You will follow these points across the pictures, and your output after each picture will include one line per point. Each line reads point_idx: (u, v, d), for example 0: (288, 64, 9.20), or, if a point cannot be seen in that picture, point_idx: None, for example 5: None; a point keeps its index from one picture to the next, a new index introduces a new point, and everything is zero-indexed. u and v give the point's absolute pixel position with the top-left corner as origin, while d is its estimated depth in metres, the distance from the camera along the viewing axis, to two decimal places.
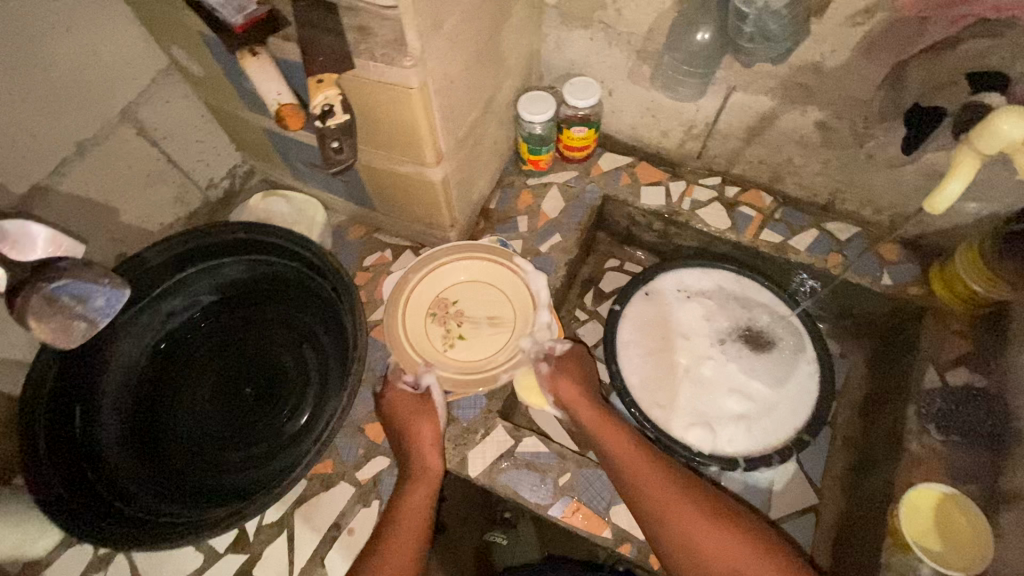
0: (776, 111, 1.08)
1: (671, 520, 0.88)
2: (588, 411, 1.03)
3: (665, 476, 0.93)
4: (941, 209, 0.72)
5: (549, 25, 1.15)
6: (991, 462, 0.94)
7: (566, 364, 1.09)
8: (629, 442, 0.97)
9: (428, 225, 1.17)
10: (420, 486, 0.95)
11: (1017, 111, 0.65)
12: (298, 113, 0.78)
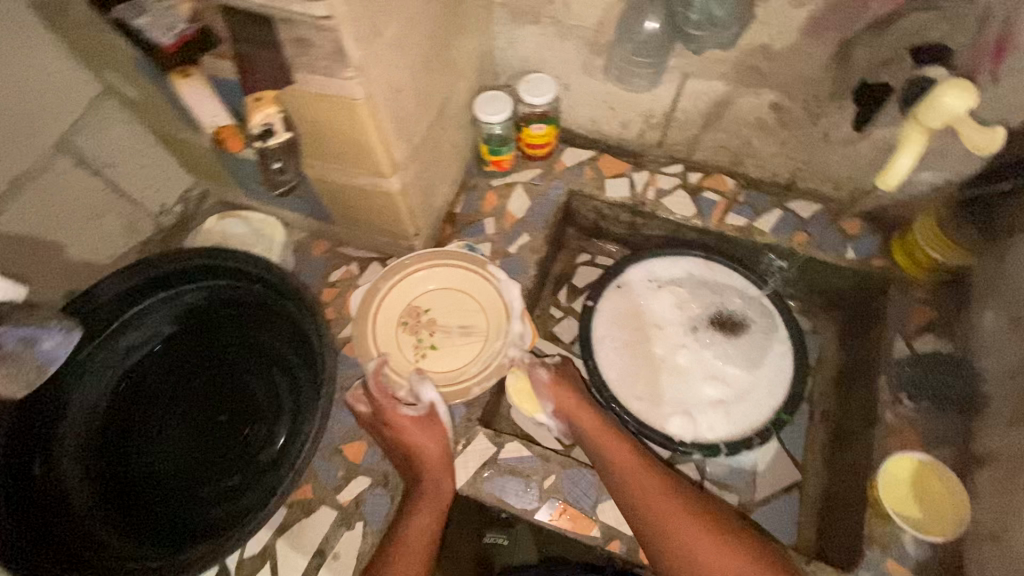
0: (731, 96, 1.08)
1: (672, 534, 0.88)
2: (590, 421, 1.04)
3: (666, 489, 0.93)
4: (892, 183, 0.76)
5: (499, 23, 1.13)
6: (962, 425, 0.97)
7: (563, 372, 1.11)
8: (633, 457, 0.97)
9: (392, 236, 1.15)
10: (427, 506, 0.93)
11: (959, 88, 0.67)
12: (236, 134, 0.83)
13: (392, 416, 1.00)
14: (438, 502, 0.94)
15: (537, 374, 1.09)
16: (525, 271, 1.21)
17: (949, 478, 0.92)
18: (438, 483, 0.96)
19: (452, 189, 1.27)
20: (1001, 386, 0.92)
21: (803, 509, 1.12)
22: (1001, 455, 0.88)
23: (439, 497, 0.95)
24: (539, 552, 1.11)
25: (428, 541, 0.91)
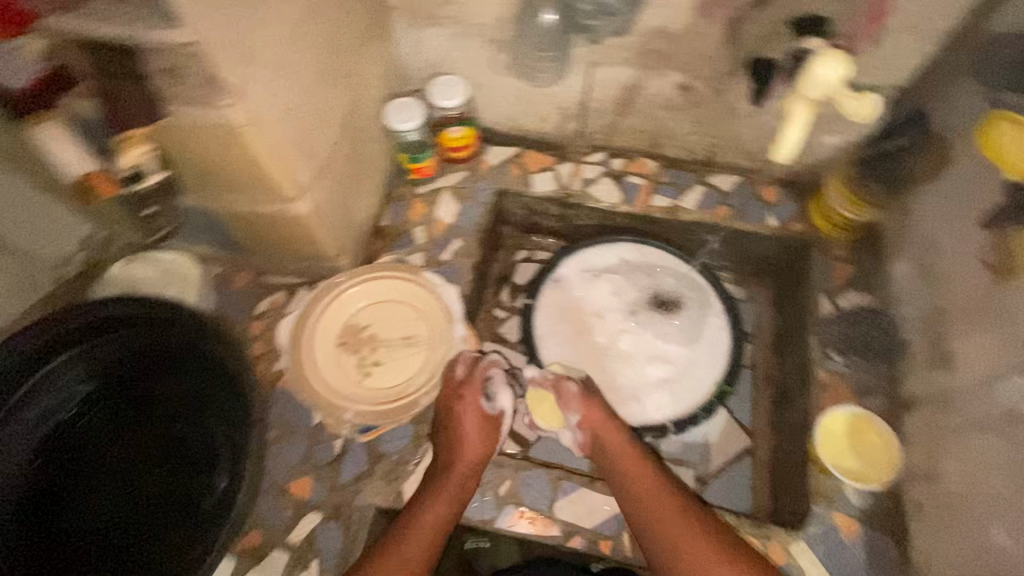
0: (639, 80, 1.09)
1: (677, 556, 0.85)
2: (617, 439, 1.00)
3: (680, 508, 0.90)
4: (789, 156, 0.77)
5: (399, 28, 1.10)
6: (888, 373, 1.01)
7: (591, 386, 1.08)
8: (655, 482, 0.93)
9: (316, 259, 1.10)
10: (441, 504, 0.90)
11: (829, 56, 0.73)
12: (108, 180, 0.77)
13: (454, 407, 1.00)
14: (453, 503, 0.91)
15: (565, 387, 1.06)
16: (462, 277, 1.18)
17: (886, 429, 0.95)
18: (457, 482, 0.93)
19: (376, 201, 1.22)
20: (919, 331, 0.97)
21: (757, 473, 1.15)
22: (926, 396, 0.92)
23: (454, 497, 0.92)
24: (523, 555, 1.04)
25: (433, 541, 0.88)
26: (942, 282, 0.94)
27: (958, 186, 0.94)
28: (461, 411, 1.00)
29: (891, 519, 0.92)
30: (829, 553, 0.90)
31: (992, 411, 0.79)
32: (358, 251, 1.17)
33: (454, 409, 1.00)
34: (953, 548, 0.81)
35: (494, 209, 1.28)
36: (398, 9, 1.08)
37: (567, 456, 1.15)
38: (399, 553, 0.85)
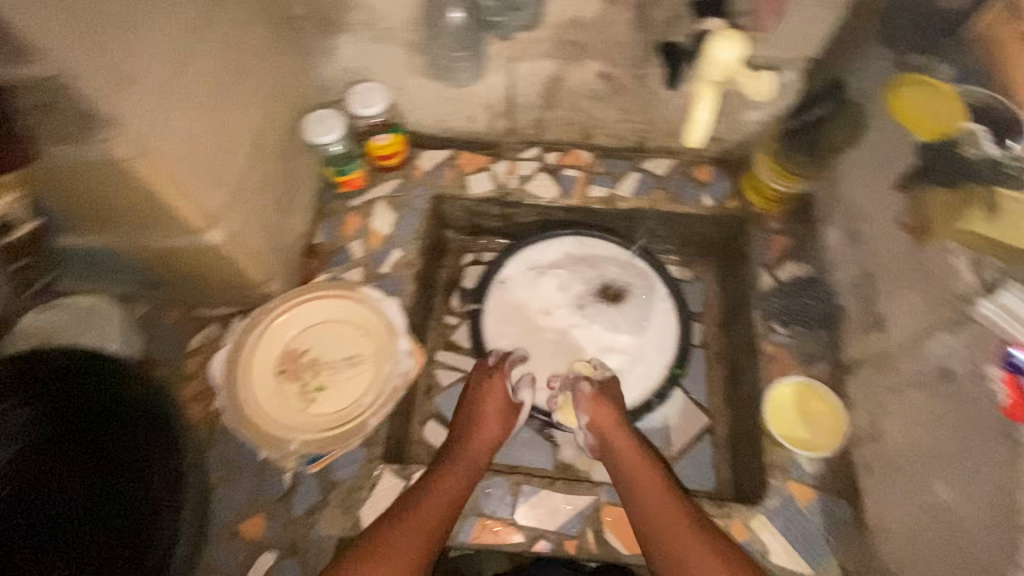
0: (561, 71, 1.08)
1: (672, 553, 0.81)
2: (622, 439, 0.96)
3: (681, 508, 0.86)
4: (698, 138, 0.82)
5: (310, 39, 1.07)
6: (830, 339, 1.03)
7: (608, 387, 1.05)
8: (655, 483, 0.89)
9: (246, 287, 1.05)
10: (439, 493, 0.87)
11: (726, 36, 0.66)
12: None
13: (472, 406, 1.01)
14: (450, 493, 0.88)
15: (578, 388, 1.04)
16: (405, 288, 1.13)
17: (831, 397, 0.97)
18: (460, 476, 0.91)
19: (307, 220, 1.17)
20: (852, 296, 1.00)
21: (719, 452, 1.15)
22: (865, 359, 0.94)
23: (454, 488, 0.89)
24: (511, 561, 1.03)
25: (426, 530, 0.82)
26: (868, 246, 0.96)
27: (875, 151, 0.96)
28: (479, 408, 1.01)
29: (844, 483, 0.93)
30: (789, 524, 0.91)
31: (922, 367, 0.81)
32: (292, 273, 1.13)
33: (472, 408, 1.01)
34: (901, 505, 0.83)
35: (433, 215, 1.25)
36: (306, 19, 1.04)
37: (530, 456, 1.15)
38: (397, 534, 0.81)
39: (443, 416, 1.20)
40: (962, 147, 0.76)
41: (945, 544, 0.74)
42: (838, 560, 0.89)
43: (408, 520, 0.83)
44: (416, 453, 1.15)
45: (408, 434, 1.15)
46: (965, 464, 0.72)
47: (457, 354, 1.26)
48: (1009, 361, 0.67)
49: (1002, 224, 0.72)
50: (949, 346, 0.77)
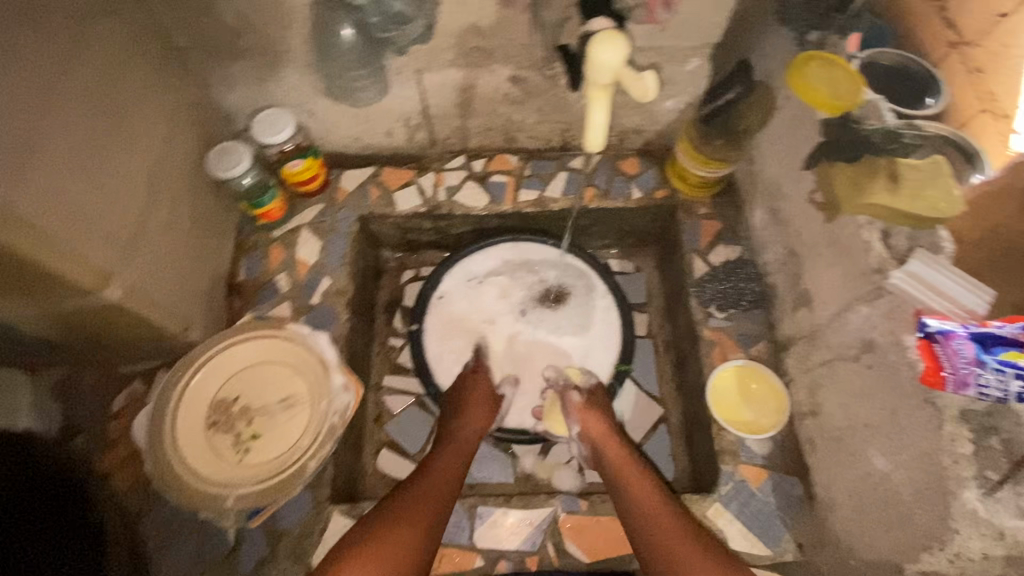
0: (471, 79, 1.05)
1: (657, 536, 0.82)
2: (612, 442, 0.98)
3: (670, 504, 0.86)
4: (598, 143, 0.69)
5: (203, 69, 1.01)
6: (766, 318, 1.05)
7: (597, 396, 1.07)
8: (644, 479, 0.90)
9: (160, 341, 0.97)
10: (428, 503, 0.84)
11: (604, 37, 0.62)
12: None
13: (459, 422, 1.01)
14: (435, 503, 0.85)
15: (568, 397, 1.07)
16: (337, 318, 1.08)
17: (771, 376, 0.99)
18: (444, 485, 0.88)
19: (226, 258, 1.11)
20: (781, 274, 1.01)
21: (674, 440, 1.15)
22: (798, 335, 0.96)
23: (442, 496, 0.86)
24: None
25: (413, 541, 0.78)
26: (790, 224, 0.98)
27: (786, 130, 0.97)
28: (469, 413, 1.02)
29: (792, 459, 0.95)
30: (744, 507, 0.91)
31: (848, 340, 0.82)
32: (215, 316, 1.06)
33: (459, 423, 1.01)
34: (842, 476, 0.84)
35: (361, 237, 1.20)
36: (194, 49, 0.98)
37: (489, 473, 1.11)
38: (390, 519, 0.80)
39: (396, 442, 1.15)
40: (862, 121, 0.81)
41: (885, 513, 0.75)
42: (794, 537, 0.90)
43: (398, 529, 0.79)
44: (371, 486, 1.11)
45: (360, 468, 1.10)
46: (894, 432, 0.74)
47: (405, 376, 1.21)
48: (924, 328, 0.69)
49: (903, 192, 0.76)
50: (869, 318, 0.78)
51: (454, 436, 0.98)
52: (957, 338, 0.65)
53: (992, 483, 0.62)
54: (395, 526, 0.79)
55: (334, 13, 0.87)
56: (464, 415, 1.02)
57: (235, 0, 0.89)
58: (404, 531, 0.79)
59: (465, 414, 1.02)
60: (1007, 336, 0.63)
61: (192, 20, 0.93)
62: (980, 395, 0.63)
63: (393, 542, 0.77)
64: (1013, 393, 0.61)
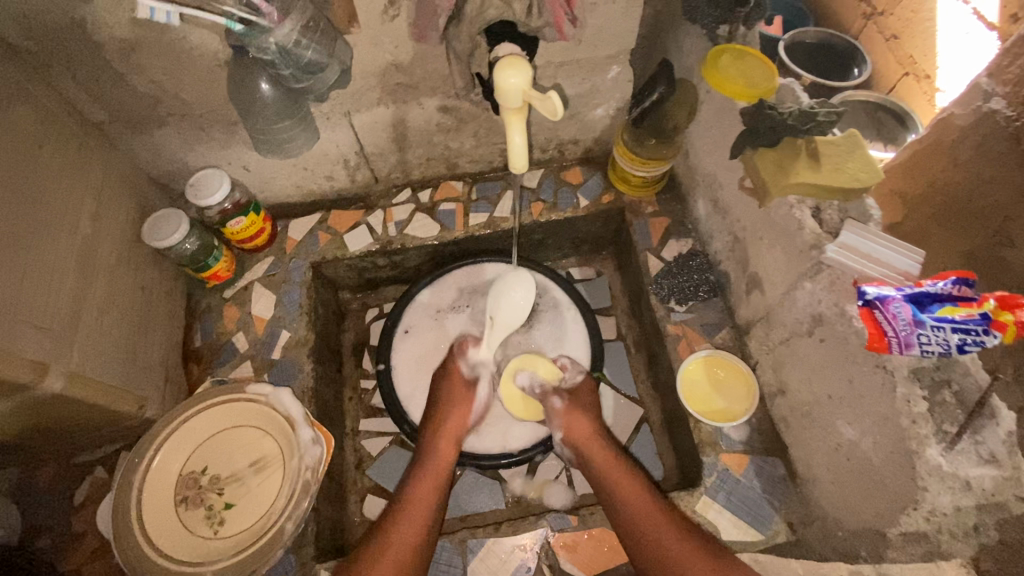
0: (401, 114, 1.06)
1: (643, 533, 0.82)
2: (599, 450, 0.95)
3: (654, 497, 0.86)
4: (523, 165, 0.69)
5: (128, 140, 1.00)
6: (724, 304, 1.06)
7: (579, 398, 1.04)
8: (633, 481, 0.89)
9: (118, 424, 0.93)
10: (412, 532, 0.82)
11: (511, 62, 0.64)
12: None
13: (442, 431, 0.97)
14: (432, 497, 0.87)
15: (549, 404, 1.04)
16: (301, 370, 1.06)
17: (739, 362, 1.00)
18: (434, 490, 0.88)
19: (177, 325, 1.08)
20: (730, 260, 1.03)
21: (658, 438, 1.15)
22: (756, 317, 0.97)
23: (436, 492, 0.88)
24: None
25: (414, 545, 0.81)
26: (730, 211, 1.00)
27: (712, 121, 1.01)
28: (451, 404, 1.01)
29: (770, 440, 0.95)
30: (730, 496, 0.92)
31: (799, 316, 0.84)
32: (172, 387, 1.03)
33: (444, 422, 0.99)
34: (818, 451, 0.85)
35: (316, 284, 1.18)
36: (113, 122, 0.96)
37: (478, 501, 1.09)
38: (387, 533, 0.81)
39: (380, 486, 1.13)
40: (777, 106, 0.85)
41: (860, 481, 0.76)
42: (783, 517, 0.90)
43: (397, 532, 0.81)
44: (360, 534, 1.08)
45: (345, 518, 1.07)
46: (856, 400, 0.75)
47: (382, 417, 1.19)
48: (862, 296, 0.69)
49: (825, 169, 0.79)
50: (814, 293, 0.80)
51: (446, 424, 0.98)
52: (895, 302, 0.66)
53: (951, 436, 0.65)
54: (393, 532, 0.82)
55: (249, 70, 0.84)
56: (452, 398, 1.02)
57: (147, 70, 0.88)
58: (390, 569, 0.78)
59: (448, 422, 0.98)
60: (942, 292, 0.66)
61: (106, 95, 0.92)
62: (924, 352, 0.65)
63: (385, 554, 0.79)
64: (954, 346, 0.63)
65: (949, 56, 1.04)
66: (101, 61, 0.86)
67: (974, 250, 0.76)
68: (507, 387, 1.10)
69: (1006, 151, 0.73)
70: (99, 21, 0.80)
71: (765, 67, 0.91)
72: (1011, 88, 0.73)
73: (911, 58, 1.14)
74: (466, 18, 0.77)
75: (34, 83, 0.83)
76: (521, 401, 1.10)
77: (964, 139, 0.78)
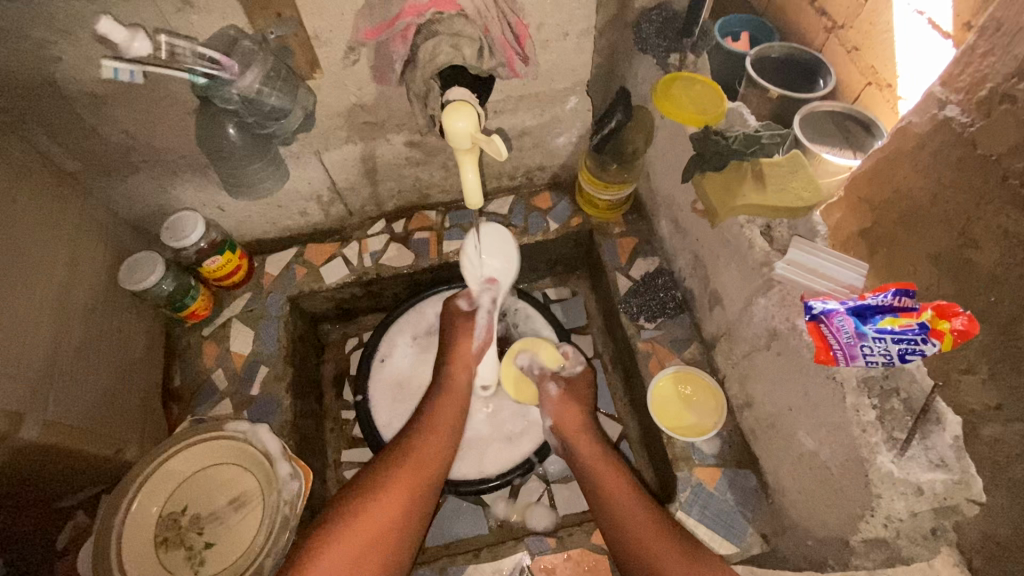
0: (370, 150, 1.09)
1: (619, 519, 0.86)
2: (587, 445, 0.98)
3: (637, 494, 0.88)
4: (479, 199, 0.77)
5: (102, 188, 1.02)
6: (692, 319, 1.10)
7: (574, 388, 1.06)
8: (615, 472, 0.92)
9: (96, 468, 0.93)
10: (418, 464, 0.90)
11: (459, 108, 0.70)
12: None
13: (440, 406, 0.99)
14: (447, 429, 0.96)
15: (545, 390, 1.07)
16: (280, 405, 1.07)
17: (707, 378, 1.02)
18: (445, 435, 0.95)
19: (156, 366, 1.10)
20: (693, 277, 1.06)
21: (636, 454, 1.16)
22: (720, 332, 1.01)
23: (450, 430, 0.96)
24: None
25: (428, 469, 0.90)
26: (690, 231, 1.04)
27: (668, 145, 1.05)
28: (463, 332, 1.08)
29: (741, 452, 0.97)
30: (705, 509, 0.93)
31: (757, 331, 0.88)
32: (151, 428, 1.04)
33: (448, 391, 1.02)
34: (784, 461, 0.87)
35: (294, 317, 1.20)
36: (87, 171, 0.99)
37: (462, 526, 1.10)
38: (396, 464, 0.89)
39: None
40: (724, 131, 0.89)
41: (822, 489, 0.79)
42: (757, 528, 0.92)
43: (405, 459, 0.90)
44: None
45: None
46: (812, 412, 0.78)
47: (363, 447, 1.20)
48: (809, 311, 0.72)
49: (770, 190, 0.83)
50: (767, 309, 0.84)
51: (455, 357, 1.06)
52: (838, 315, 0.69)
53: (901, 442, 0.68)
54: (404, 450, 0.91)
55: (215, 117, 0.86)
56: (455, 328, 1.09)
57: (119, 121, 0.91)
58: (370, 533, 0.81)
59: (454, 381, 1.03)
60: (884, 304, 0.66)
61: (79, 146, 0.94)
62: (869, 362, 0.68)
63: (393, 481, 0.86)
64: (896, 355, 0.66)
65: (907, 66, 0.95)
66: (73, 115, 0.89)
67: (942, 253, 0.67)
68: (507, 365, 1.14)
69: (960, 158, 0.64)
70: (70, 78, 0.83)
71: (694, 76, 0.97)
72: (967, 95, 0.63)
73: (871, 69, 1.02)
74: (422, 62, 0.80)
75: (7, 139, 0.85)
76: (517, 383, 1.13)
77: (922, 145, 0.68)
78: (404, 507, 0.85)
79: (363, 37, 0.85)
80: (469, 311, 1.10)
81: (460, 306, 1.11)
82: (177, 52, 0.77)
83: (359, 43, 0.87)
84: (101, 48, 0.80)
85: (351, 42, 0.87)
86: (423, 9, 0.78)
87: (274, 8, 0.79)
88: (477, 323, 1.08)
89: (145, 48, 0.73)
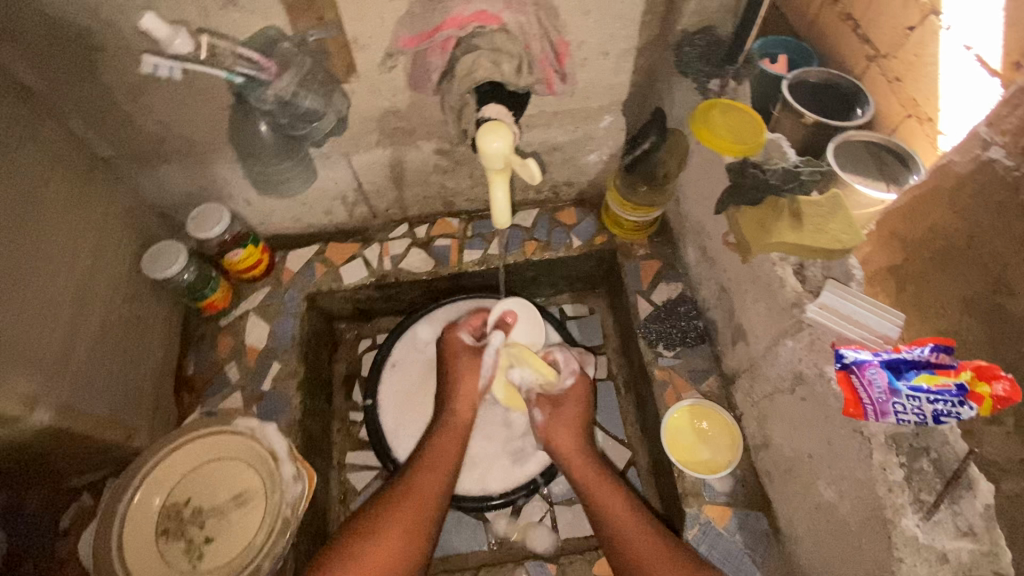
0: (399, 155, 1.09)
1: (623, 552, 0.84)
2: (582, 469, 0.96)
3: (643, 524, 0.86)
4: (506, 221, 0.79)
5: (134, 174, 1.04)
6: (712, 350, 1.07)
7: (558, 411, 1.02)
8: (616, 502, 0.89)
9: (104, 453, 0.93)
10: (417, 501, 0.88)
11: (495, 129, 0.69)
12: None
13: (443, 435, 0.97)
14: (448, 460, 0.94)
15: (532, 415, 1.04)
16: (289, 403, 1.07)
17: (725, 414, 1.00)
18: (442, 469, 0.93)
19: (171, 354, 1.10)
20: (717, 309, 1.04)
21: (644, 482, 1.13)
22: (742, 367, 0.98)
23: (450, 460, 0.95)
24: None
25: (428, 502, 0.88)
26: (718, 261, 1.02)
27: (701, 172, 1.03)
28: (462, 362, 1.04)
29: (754, 494, 0.94)
30: (712, 550, 0.90)
31: (782, 372, 0.85)
32: (161, 415, 1.04)
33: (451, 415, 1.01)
34: (800, 508, 0.84)
35: (310, 315, 1.20)
36: (120, 157, 1.00)
37: (462, 541, 1.09)
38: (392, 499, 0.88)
39: None
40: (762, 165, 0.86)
41: (839, 543, 0.75)
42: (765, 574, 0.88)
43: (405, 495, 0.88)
44: None
45: None
46: (835, 462, 0.75)
47: (369, 451, 1.19)
48: (840, 359, 0.69)
49: (806, 229, 0.80)
50: (795, 351, 0.81)
51: (461, 397, 1.02)
52: (871, 367, 0.66)
53: (928, 506, 0.64)
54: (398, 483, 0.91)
55: (249, 113, 0.89)
56: (460, 365, 1.04)
57: (154, 111, 0.92)
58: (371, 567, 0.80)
59: (458, 414, 1.01)
60: (920, 359, 0.63)
61: (115, 134, 0.95)
62: (900, 420, 0.63)
63: (387, 517, 0.85)
64: (930, 416, 0.61)
65: (953, 98, 0.88)
66: (111, 102, 0.89)
67: (975, 295, 0.65)
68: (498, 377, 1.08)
69: (1001, 203, 0.62)
70: (110, 66, 0.84)
71: (734, 102, 0.94)
72: (1015, 136, 0.61)
73: (913, 99, 0.95)
74: (459, 73, 0.80)
75: (45, 122, 0.87)
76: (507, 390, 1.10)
77: (963, 185, 0.67)
78: (405, 538, 0.84)
79: (403, 45, 0.85)
80: (475, 346, 1.06)
81: (465, 340, 1.07)
82: (217, 52, 0.80)
83: (398, 50, 0.87)
84: (142, 42, 0.81)
85: (389, 49, 0.86)
86: (466, 23, 0.78)
87: (316, 12, 0.80)
88: (484, 363, 1.03)
89: (186, 46, 0.74)
